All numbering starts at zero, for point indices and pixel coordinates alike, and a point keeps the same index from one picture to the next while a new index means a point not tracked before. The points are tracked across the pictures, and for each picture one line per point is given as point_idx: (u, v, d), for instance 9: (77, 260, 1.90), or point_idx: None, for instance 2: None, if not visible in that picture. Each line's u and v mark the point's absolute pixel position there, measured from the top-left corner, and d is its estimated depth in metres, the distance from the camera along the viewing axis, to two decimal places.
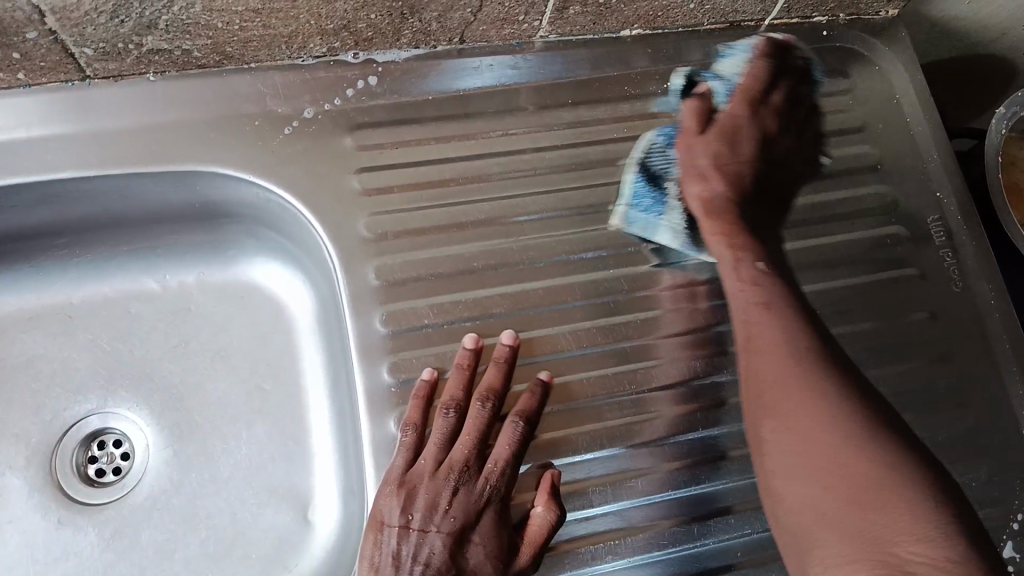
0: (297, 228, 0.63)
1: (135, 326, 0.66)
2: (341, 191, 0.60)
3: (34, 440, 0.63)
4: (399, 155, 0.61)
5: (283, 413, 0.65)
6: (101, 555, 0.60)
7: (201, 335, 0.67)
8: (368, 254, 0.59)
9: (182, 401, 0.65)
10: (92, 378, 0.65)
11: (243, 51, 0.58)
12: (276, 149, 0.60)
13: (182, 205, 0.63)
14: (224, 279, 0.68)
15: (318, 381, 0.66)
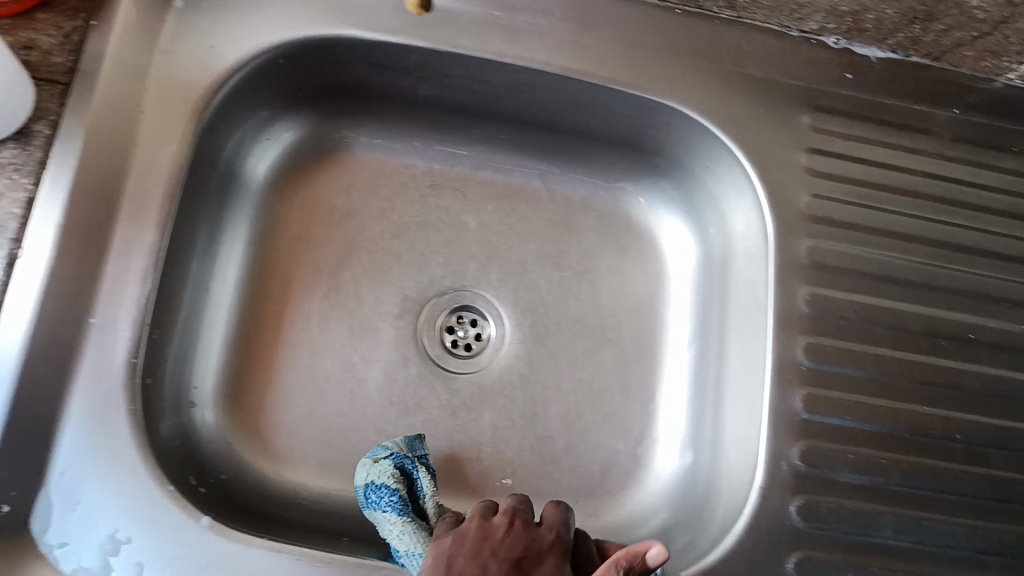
0: (713, 180, 0.63)
1: (518, 224, 0.69)
2: (789, 163, 0.59)
3: (410, 295, 0.66)
4: (848, 146, 0.61)
5: (637, 349, 0.67)
6: (448, 418, 0.64)
7: (574, 252, 0.69)
8: (804, 230, 0.58)
9: (545, 306, 0.68)
10: (471, 257, 0.68)
11: (749, 6, 0.58)
12: (743, 107, 0.59)
13: (615, 127, 0.63)
14: (611, 207, 0.70)
15: (680, 333, 0.67)
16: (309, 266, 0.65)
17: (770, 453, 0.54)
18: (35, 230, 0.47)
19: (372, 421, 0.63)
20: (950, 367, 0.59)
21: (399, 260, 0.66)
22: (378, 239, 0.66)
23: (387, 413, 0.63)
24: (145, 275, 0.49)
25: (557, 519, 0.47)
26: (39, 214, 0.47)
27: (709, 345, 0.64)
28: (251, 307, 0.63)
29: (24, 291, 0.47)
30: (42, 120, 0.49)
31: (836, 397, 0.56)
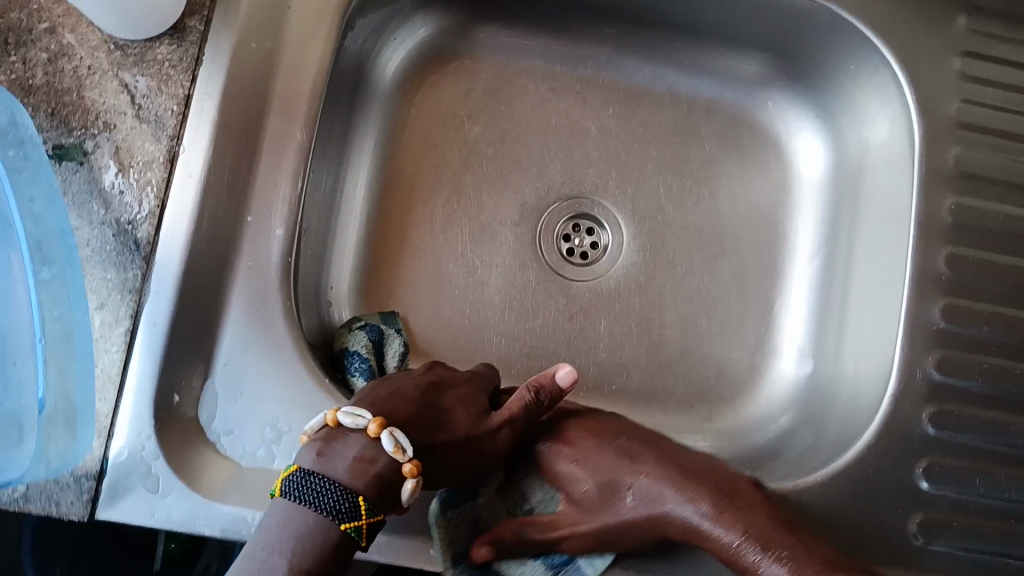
0: (854, 87, 0.61)
1: (639, 129, 0.67)
2: (940, 67, 0.57)
3: (529, 201, 0.66)
4: (1003, 51, 0.58)
5: (758, 260, 0.66)
6: (564, 323, 0.64)
7: (695, 159, 0.67)
8: (952, 138, 0.57)
9: (662, 215, 0.66)
10: (589, 163, 0.67)
11: None
12: (894, 6, 0.57)
13: (763, 29, 0.62)
14: (735, 114, 0.68)
15: (805, 245, 0.66)
16: (432, 168, 0.65)
17: (905, 361, 0.54)
18: (192, 125, 0.48)
19: (494, 323, 0.64)
20: None
21: (518, 165, 0.66)
22: (498, 143, 0.66)
23: (507, 316, 0.64)
24: (297, 174, 0.49)
25: (561, 387, 0.47)
26: (195, 109, 0.48)
27: (836, 256, 0.64)
28: (377, 209, 0.64)
29: (184, 185, 0.47)
30: (194, 16, 0.49)
31: (974, 309, 0.55)
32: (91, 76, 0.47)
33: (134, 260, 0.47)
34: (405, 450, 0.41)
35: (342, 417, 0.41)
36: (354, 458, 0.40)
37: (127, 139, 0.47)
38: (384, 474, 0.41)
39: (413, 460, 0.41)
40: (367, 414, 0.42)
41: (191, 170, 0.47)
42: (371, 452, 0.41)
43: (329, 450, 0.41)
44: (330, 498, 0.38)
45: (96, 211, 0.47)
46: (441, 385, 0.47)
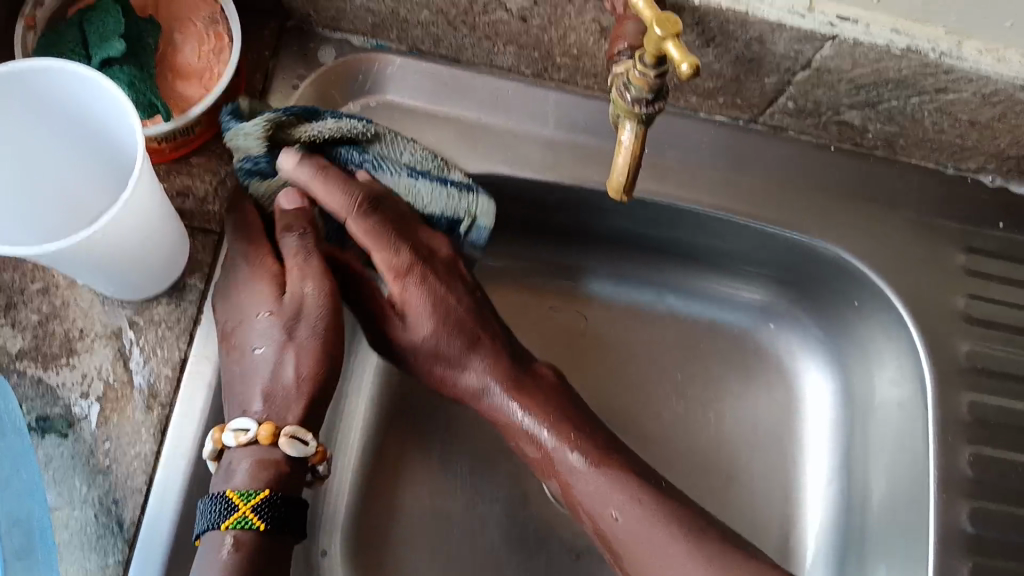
0: (860, 321, 0.60)
1: (643, 348, 0.66)
2: (947, 306, 0.57)
3: None
4: (1006, 288, 0.58)
5: (770, 488, 0.63)
6: (569, 564, 0.60)
7: (699, 380, 0.65)
8: (963, 381, 0.55)
9: (669, 440, 0.64)
10: (592, 383, 0.65)
11: (909, 147, 0.56)
12: (898, 244, 0.57)
13: (767, 259, 0.62)
14: (739, 333, 0.67)
15: (818, 471, 0.63)
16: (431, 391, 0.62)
17: None
18: (186, 390, 0.45)
19: (494, 563, 0.59)
20: None
21: None
22: None
23: (509, 555, 0.59)
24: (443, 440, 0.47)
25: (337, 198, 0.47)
26: (191, 373, 0.45)
27: (852, 491, 0.61)
28: (373, 437, 0.61)
29: (175, 455, 0.44)
30: (195, 274, 0.48)
31: (1005, 565, 0.53)
32: (83, 338, 0.45)
33: (116, 544, 0.43)
34: (250, 432, 0.42)
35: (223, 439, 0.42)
36: (239, 471, 0.42)
37: (114, 405, 0.44)
38: (270, 461, 0.42)
39: (263, 427, 0.42)
40: (256, 422, 0.42)
41: (184, 441, 0.44)
42: (254, 465, 0.42)
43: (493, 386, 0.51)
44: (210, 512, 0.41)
45: (79, 486, 0.43)
46: (300, 298, 0.45)
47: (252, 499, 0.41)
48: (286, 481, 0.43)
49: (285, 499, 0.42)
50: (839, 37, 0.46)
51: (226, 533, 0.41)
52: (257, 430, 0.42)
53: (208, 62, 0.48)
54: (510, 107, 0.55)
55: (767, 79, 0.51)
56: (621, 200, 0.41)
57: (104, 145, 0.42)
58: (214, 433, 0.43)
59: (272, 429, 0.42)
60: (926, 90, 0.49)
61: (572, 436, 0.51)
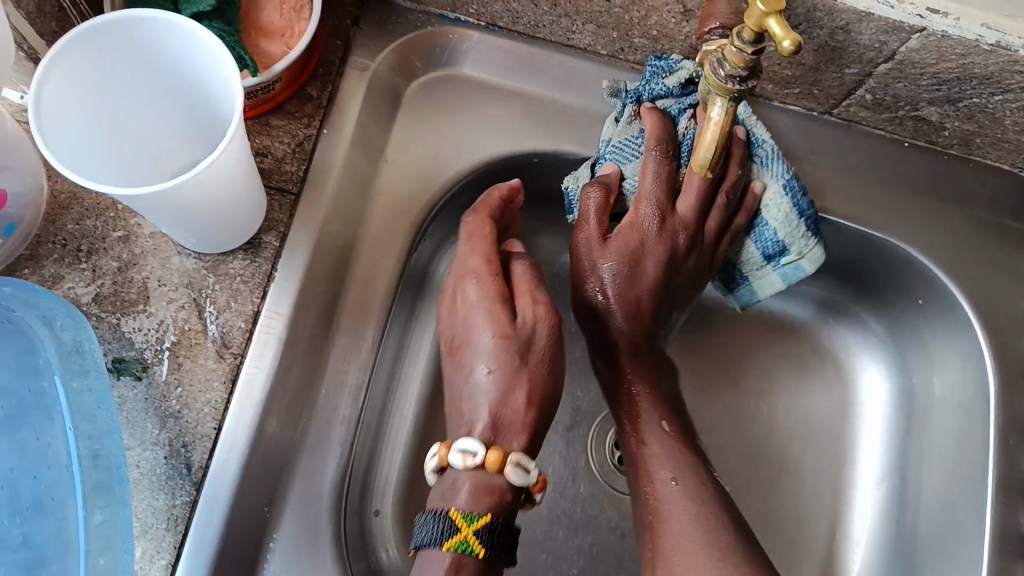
0: (923, 319, 0.60)
1: (697, 336, 0.66)
2: (1015, 310, 0.56)
3: (583, 406, 0.64)
4: None
5: (820, 483, 0.63)
6: (617, 543, 0.60)
7: (752, 372, 0.65)
8: None
9: (720, 429, 0.64)
10: None
11: (985, 146, 0.56)
12: (968, 244, 0.57)
13: (829, 253, 0.62)
14: (795, 327, 0.66)
15: (870, 469, 0.63)
16: None
17: None
18: (258, 344, 0.46)
19: (541, 539, 0.59)
20: None
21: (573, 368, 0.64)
22: None
23: (557, 532, 0.60)
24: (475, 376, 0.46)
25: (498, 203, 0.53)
26: (263, 327, 0.47)
27: (904, 491, 0.61)
28: None
29: (244, 406, 0.45)
30: (271, 232, 0.49)
31: None
32: (160, 287, 0.47)
33: (183, 487, 0.44)
34: (476, 455, 0.43)
35: (449, 455, 0.44)
36: (451, 488, 0.44)
37: (189, 354, 0.46)
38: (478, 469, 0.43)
39: (489, 453, 0.43)
40: (482, 445, 0.43)
41: (254, 391, 0.45)
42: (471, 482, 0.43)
43: (457, 354, 0.48)
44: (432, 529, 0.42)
45: (150, 429, 0.44)
46: (530, 334, 0.47)
47: (474, 523, 0.42)
48: (504, 504, 0.43)
49: (502, 524, 0.43)
50: (926, 30, 0.45)
51: (448, 553, 0.42)
52: (485, 455, 0.43)
53: (290, 19, 0.48)
54: (583, 87, 0.55)
55: (847, 69, 0.51)
56: (706, 171, 0.43)
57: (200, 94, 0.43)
58: (441, 449, 0.44)
59: (501, 455, 0.43)
60: (1011, 87, 0.48)
61: (537, 294, 0.48)
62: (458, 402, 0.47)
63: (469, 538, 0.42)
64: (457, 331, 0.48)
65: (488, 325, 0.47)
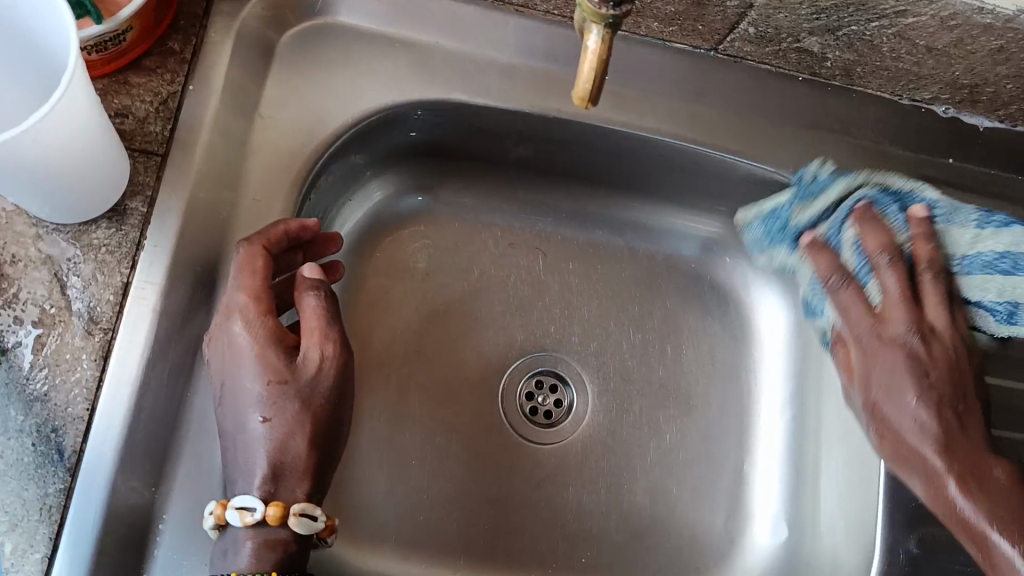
0: None
1: (601, 282, 0.66)
2: None
3: (491, 361, 0.63)
4: None
5: (726, 417, 0.64)
6: (531, 494, 0.60)
7: (657, 314, 0.66)
8: None
9: (628, 373, 0.64)
10: (552, 317, 0.65)
11: (866, 75, 0.57)
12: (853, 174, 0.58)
13: (724, 191, 0.62)
14: (696, 267, 0.67)
15: (772, 400, 0.65)
16: (386, 330, 0.61)
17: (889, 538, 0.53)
18: (130, 316, 0.43)
19: (455, 495, 0.59)
20: None
21: (479, 322, 0.63)
22: (458, 300, 0.63)
23: (471, 487, 0.59)
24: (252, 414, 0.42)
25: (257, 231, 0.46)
26: (135, 297, 0.44)
27: (806, 416, 0.63)
28: None
29: (119, 383, 0.43)
30: (137, 197, 0.45)
31: None
32: (16, 264, 0.43)
33: (56, 473, 0.41)
34: (256, 512, 0.40)
35: (227, 513, 0.40)
36: (233, 544, 0.41)
37: (53, 332, 0.42)
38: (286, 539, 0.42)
39: (272, 506, 0.41)
40: (262, 501, 0.41)
41: (128, 367, 0.43)
42: (261, 538, 0.41)
43: (224, 402, 0.43)
44: None
45: (15, 416, 0.41)
46: (305, 390, 0.43)
47: None
48: (282, 557, 0.41)
49: None
50: None
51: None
52: (265, 511, 0.41)
53: None
54: (467, 32, 0.53)
55: (729, 2, 0.50)
56: (587, 109, 0.39)
57: (45, 55, 0.40)
58: (220, 506, 0.41)
59: (228, 504, 0.41)
60: (886, 14, 0.49)
61: (330, 330, 0.44)
62: (229, 449, 0.42)
63: None
64: (225, 380, 0.43)
65: (258, 371, 0.42)
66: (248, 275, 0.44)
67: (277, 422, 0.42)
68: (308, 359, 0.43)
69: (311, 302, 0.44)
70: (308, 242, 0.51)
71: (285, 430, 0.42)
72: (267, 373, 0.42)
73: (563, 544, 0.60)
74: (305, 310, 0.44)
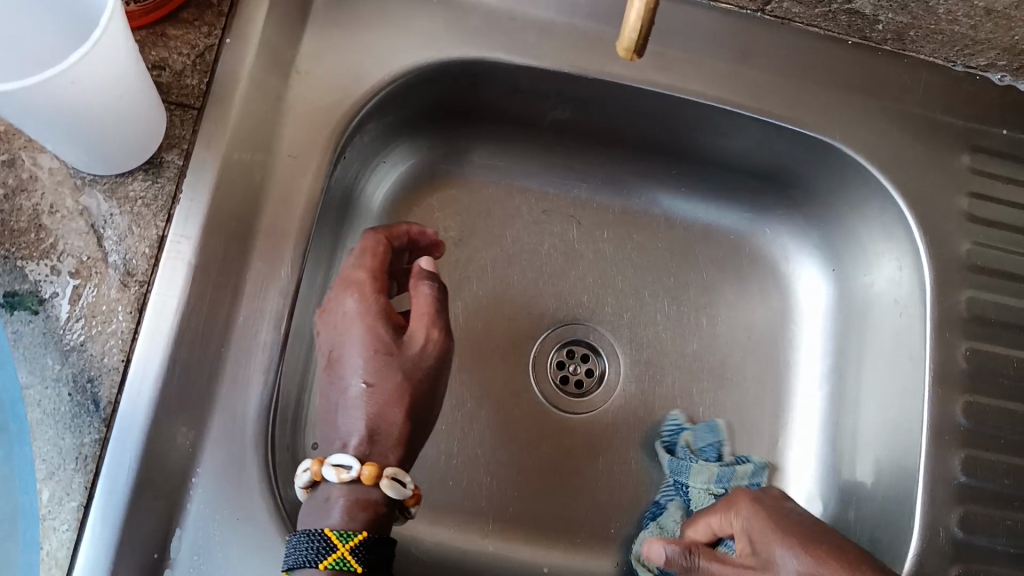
0: (855, 219, 0.59)
1: (635, 251, 0.65)
2: (948, 208, 0.56)
3: (522, 328, 0.62)
4: (1006, 190, 0.57)
5: (759, 392, 0.63)
6: (560, 462, 0.60)
7: (691, 285, 0.65)
8: (962, 281, 0.55)
9: (660, 344, 0.63)
10: (585, 286, 0.64)
11: (919, 40, 0.54)
12: (901, 142, 0.56)
13: (764, 159, 0.60)
14: (733, 238, 0.66)
15: (810, 374, 0.63)
16: None
17: (928, 516, 0.51)
18: (165, 269, 0.43)
19: (485, 462, 0.58)
20: None
21: (511, 289, 0.62)
22: (490, 266, 0.62)
23: (501, 453, 0.59)
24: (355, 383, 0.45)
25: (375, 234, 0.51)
26: (170, 251, 0.43)
27: (842, 391, 0.61)
28: None
29: (155, 336, 0.42)
30: (172, 149, 0.45)
31: (994, 461, 0.53)
32: (52, 214, 0.43)
33: (92, 424, 0.41)
34: (351, 470, 0.43)
35: (323, 470, 0.43)
36: (326, 499, 0.43)
37: (89, 283, 0.42)
38: (376, 502, 0.43)
39: (365, 466, 0.43)
40: (358, 460, 0.43)
41: (163, 320, 0.43)
42: (354, 497, 0.43)
43: (333, 368, 0.46)
44: (309, 549, 0.40)
45: (51, 365, 0.41)
46: (408, 364, 0.46)
47: (349, 538, 0.41)
48: (370, 516, 0.43)
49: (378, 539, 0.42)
50: None
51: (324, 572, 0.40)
52: (360, 470, 0.43)
53: None
54: None
55: None
56: (633, 61, 0.38)
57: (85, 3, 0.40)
58: (314, 462, 0.43)
59: (324, 461, 0.43)
60: None
61: (435, 320, 0.48)
62: (333, 410, 0.45)
63: (345, 558, 0.40)
64: (335, 346, 0.47)
65: (369, 340, 0.46)
66: (367, 265, 0.49)
67: (377, 391, 0.45)
68: (413, 338, 0.47)
69: (424, 290, 0.48)
70: (418, 250, 0.55)
71: (383, 399, 0.45)
72: (378, 342, 0.46)
73: (593, 513, 0.59)
74: (417, 295, 0.48)
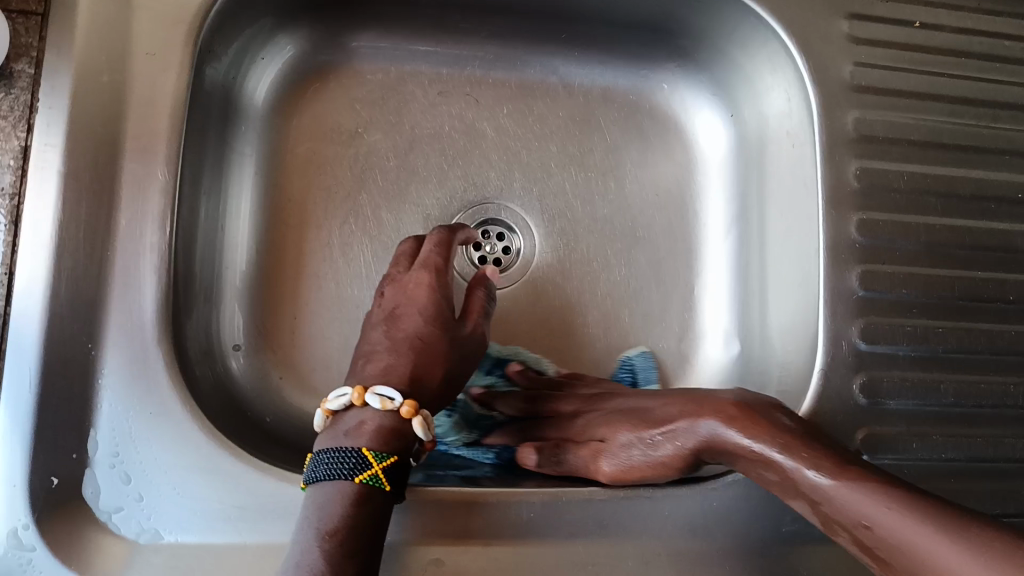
0: (743, 57, 0.60)
1: (536, 123, 0.65)
2: (829, 31, 0.56)
3: (433, 213, 0.62)
4: (886, 7, 0.58)
5: (673, 245, 0.64)
6: None
7: (596, 150, 0.65)
8: (848, 101, 0.55)
9: (571, 211, 0.64)
10: (490, 163, 0.64)
11: None
12: None
13: (648, 8, 0.60)
14: (632, 97, 0.66)
15: (719, 222, 0.65)
16: (320, 191, 0.60)
17: (831, 331, 0.53)
18: (35, 178, 0.44)
19: None
20: (972, 229, 0.56)
21: (415, 175, 0.62)
22: (391, 154, 0.62)
23: None
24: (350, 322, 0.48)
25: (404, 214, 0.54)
26: (36, 161, 0.44)
27: (750, 232, 0.63)
28: (269, 241, 0.59)
29: (36, 245, 0.43)
30: (23, 58, 0.46)
31: (892, 272, 0.54)
32: None
33: None
34: (395, 402, 0.44)
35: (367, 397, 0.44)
36: (357, 426, 0.44)
37: None
38: (382, 426, 0.44)
39: (408, 402, 0.44)
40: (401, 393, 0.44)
41: (40, 228, 0.43)
42: (361, 417, 0.44)
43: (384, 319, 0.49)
44: (339, 463, 0.41)
45: None
46: (443, 338, 0.48)
47: (385, 458, 0.42)
48: (399, 444, 0.44)
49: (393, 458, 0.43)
50: None
51: (353, 485, 0.41)
52: (402, 404, 0.44)
53: None
54: None
55: None
56: None
57: None
58: (358, 390, 0.45)
59: (366, 391, 0.45)
60: None
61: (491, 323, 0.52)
62: None
63: (376, 476, 0.41)
64: (394, 305, 0.50)
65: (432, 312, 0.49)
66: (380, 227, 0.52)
67: (396, 352, 0.47)
68: (471, 337, 0.50)
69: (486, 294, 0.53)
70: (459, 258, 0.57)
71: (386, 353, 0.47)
72: (432, 316, 0.49)
73: None
74: (408, 254, 0.52)
